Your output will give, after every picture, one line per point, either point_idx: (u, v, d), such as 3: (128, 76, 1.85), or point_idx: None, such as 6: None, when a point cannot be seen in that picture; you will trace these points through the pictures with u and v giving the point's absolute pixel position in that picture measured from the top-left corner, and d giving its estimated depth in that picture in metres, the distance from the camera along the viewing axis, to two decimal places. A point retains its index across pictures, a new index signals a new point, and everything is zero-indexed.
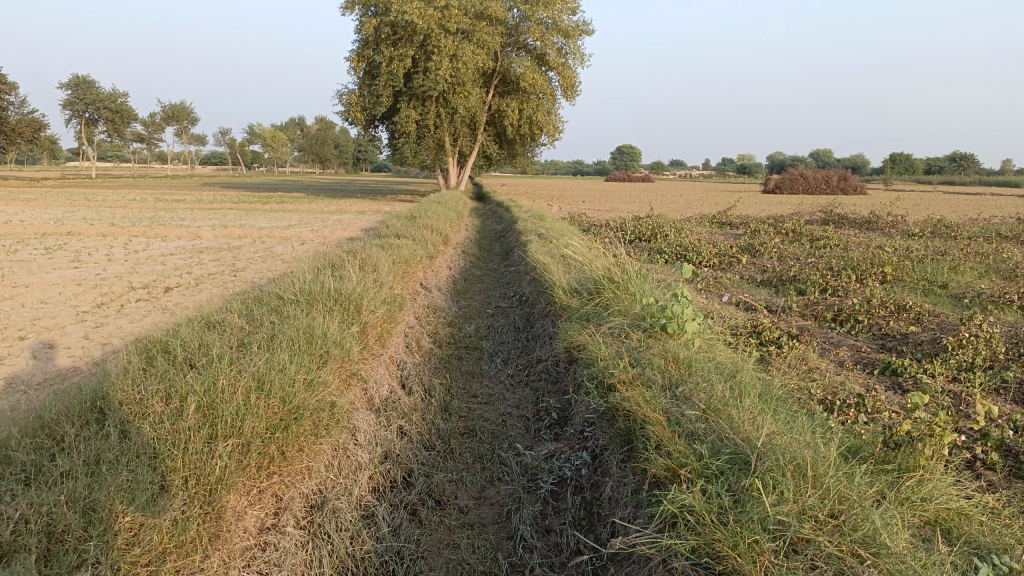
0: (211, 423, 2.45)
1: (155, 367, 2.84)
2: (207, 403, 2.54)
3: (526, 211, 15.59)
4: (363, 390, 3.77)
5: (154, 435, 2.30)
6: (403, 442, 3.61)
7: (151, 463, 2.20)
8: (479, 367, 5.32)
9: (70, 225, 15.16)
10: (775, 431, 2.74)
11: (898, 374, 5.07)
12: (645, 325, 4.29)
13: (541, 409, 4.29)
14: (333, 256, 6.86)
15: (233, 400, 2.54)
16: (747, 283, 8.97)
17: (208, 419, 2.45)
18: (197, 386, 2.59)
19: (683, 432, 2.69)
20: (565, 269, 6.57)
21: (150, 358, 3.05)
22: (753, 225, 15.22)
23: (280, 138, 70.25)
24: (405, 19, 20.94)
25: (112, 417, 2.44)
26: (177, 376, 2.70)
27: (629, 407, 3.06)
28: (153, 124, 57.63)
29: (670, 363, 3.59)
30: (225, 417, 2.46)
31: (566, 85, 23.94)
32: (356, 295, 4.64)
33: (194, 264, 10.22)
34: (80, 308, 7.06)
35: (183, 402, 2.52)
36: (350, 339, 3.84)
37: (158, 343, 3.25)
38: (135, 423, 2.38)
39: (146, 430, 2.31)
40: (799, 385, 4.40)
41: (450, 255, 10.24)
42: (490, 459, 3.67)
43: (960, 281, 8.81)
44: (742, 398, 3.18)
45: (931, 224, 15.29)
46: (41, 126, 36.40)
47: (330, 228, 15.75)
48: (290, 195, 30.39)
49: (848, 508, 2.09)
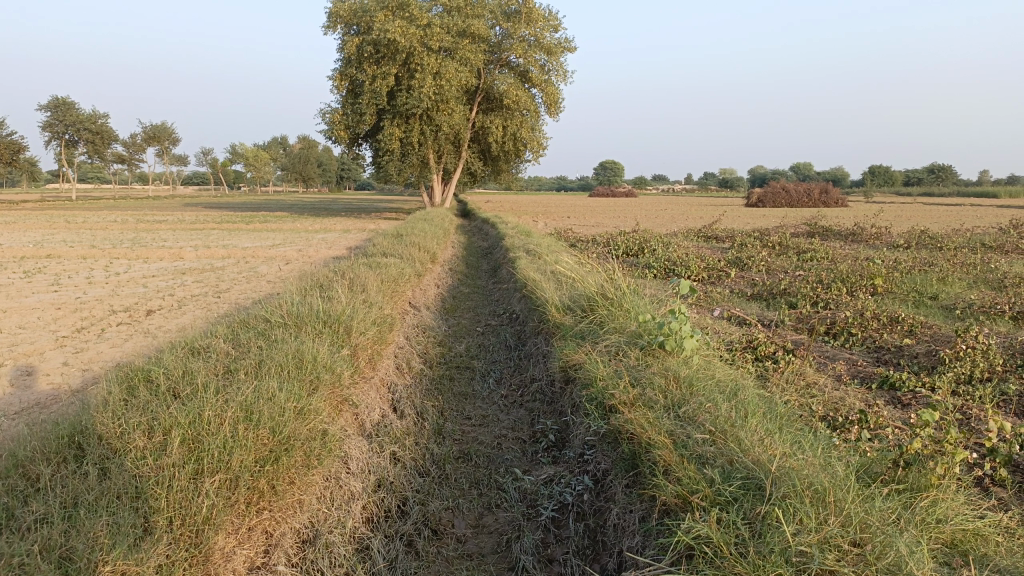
0: (197, 456, 2.32)
1: (137, 398, 2.71)
2: (192, 435, 2.40)
3: (512, 227, 15.53)
4: (354, 415, 3.64)
5: (137, 472, 2.17)
6: (397, 469, 3.48)
7: (133, 504, 2.07)
8: (472, 387, 5.19)
9: (50, 248, 14.94)
10: (786, 453, 2.64)
11: (897, 388, 4.99)
12: (642, 342, 4.19)
13: (537, 432, 4.17)
14: (321, 276, 6.73)
15: (220, 432, 2.40)
16: (737, 297, 8.92)
17: (193, 453, 2.32)
18: (181, 417, 2.45)
19: (691, 457, 2.58)
20: (556, 285, 6.49)
21: (131, 387, 2.91)
22: (739, 238, 15.25)
23: (263, 157, 70.02)
24: (387, 37, 20.91)
25: (91, 453, 2.29)
26: (160, 406, 2.57)
27: (632, 430, 2.95)
28: (134, 145, 57.28)
29: (671, 382, 3.49)
30: (211, 450, 2.33)
31: (550, 101, 23.98)
32: (345, 317, 4.51)
33: (177, 286, 10.04)
34: (60, 333, 6.89)
35: (167, 435, 2.38)
36: (341, 363, 3.72)
37: (139, 370, 3.10)
38: (115, 461, 2.24)
39: (128, 467, 2.18)
40: (799, 401, 4.31)
41: (437, 273, 10.13)
42: (486, 485, 3.54)
43: (950, 292, 8.81)
44: (747, 418, 3.08)
45: (916, 235, 15.38)
46: (21, 148, 35.95)
47: (315, 247, 15.60)
48: (273, 214, 30.24)
49: (870, 536, 2.00)
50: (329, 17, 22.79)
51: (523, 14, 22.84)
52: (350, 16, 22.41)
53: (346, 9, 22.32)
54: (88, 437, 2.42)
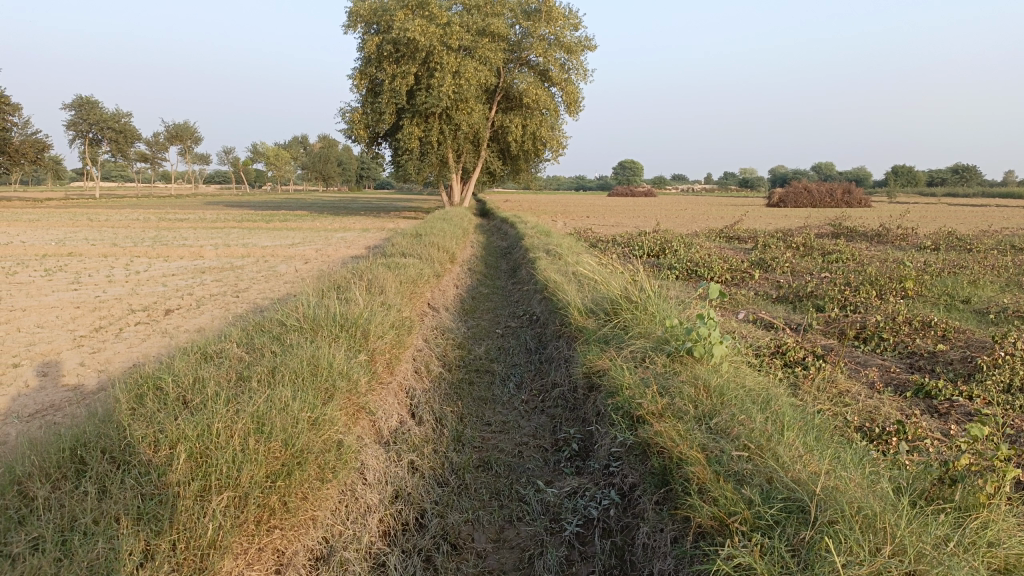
0: (203, 472, 2.20)
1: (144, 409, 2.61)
2: (199, 448, 2.28)
3: (531, 227, 15.40)
4: (371, 423, 3.52)
5: (139, 494, 2.06)
6: (416, 479, 3.36)
7: (134, 528, 1.95)
8: (491, 392, 5.05)
9: (71, 246, 14.99)
10: (828, 472, 2.49)
11: (933, 397, 4.81)
12: (669, 348, 4.02)
13: (559, 440, 4.04)
14: (338, 276, 6.63)
15: (229, 447, 2.28)
16: (762, 299, 8.73)
17: (201, 469, 2.20)
18: (189, 429, 2.33)
19: (727, 474, 2.44)
20: (577, 288, 6.34)
21: (139, 395, 2.79)
22: (762, 239, 15.02)
23: (284, 156, 70.40)
24: (407, 36, 20.83)
25: (92, 470, 2.18)
26: (168, 417, 2.45)
27: (663, 444, 2.79)
28: (157, 144, 57.77)
29: (701, 392, 3.34)
30: (219, 465, 2.21)
31: (569, 101, 23.82)
32: (363, 320, 4.39)
33: (196, 285, 10.01)
34: (78, 332, 6.84)
35: (173, 450, 2.26)
36: (358, 369, 3.59)
37: (148, 376, 2.99)
38: (117, 479, 2.12)
39: (128, 489, 2.07)
40: (832, 411, 4.14)
41: (456, 273, 10.00)
42: (507, 496, 3.40)
43: (983, 295, 8.57)
44: (783, 431, 2.92)
45: (943, 236, 15.07)
46: (46, 147, 36.35)
47: (334, 246, 15.54)
48: (293, 212, 30.35)
49: (927, 568, 1.85)
50: (350, 17, 22.78)
51: (544, 13, 22.69)
52: (370, 15, 22.35)
53: (365, 8, 22.29)
54: (91, 450, 2.31)
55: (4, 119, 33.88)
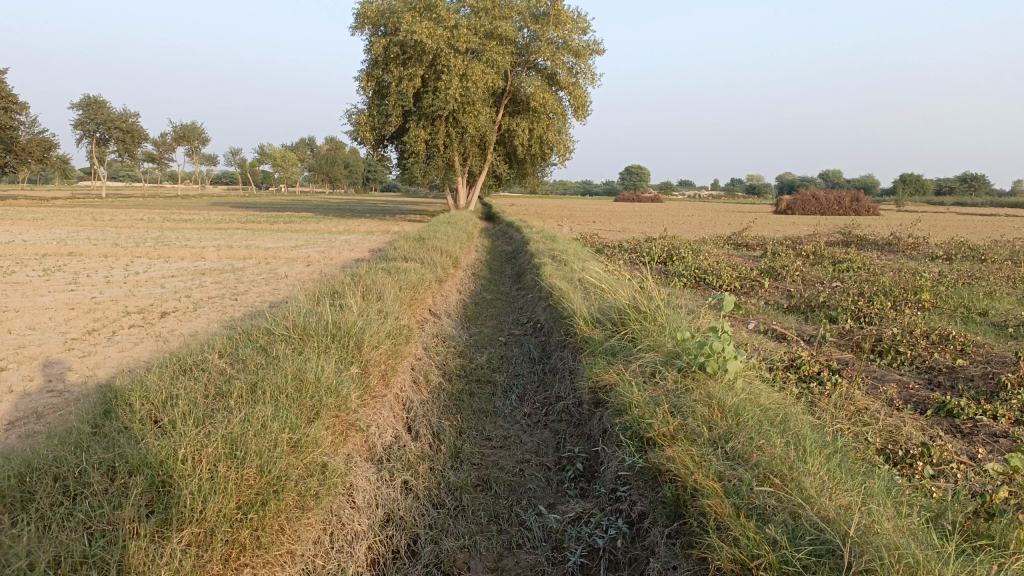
0: (165, 508, 2.01)
1: (107, 437, 2.44)
2: (161, 480, 2.10)
3: (537, 231, 15.23)
4: (363, 441, 3.33)
5: (83, 540, 1.86)
6: (409, 501, 3.15)
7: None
8: (493, 404, 4.83)
9: (72, 246, 14.83)
10: (857, 507, 2.29)
11: (956, 416, 4.59)
12: (680, 363, 3.80)
13: (563, 458, 3.82)
14: (335, 281, 6.40)
15: (195, 476, 2.09)
16: (773, 309, 8.52)
17: (162, 504, 2.02)
18: (151, 459, 2.16)
19: (748, 509, 2.23)
20: (582, 296, 6.12)
21: (106, 419, 2.60)
22: (770, 246, 14.79)
23: (290, 157, 70.30)
24: (414, 38, 20.65)
25: (39, 504, 1.99)
26: (131, 447, 2.25)
27: (675, 470, 2.57)
28: (164, 144, 57.68)
29: (715, 412, 3.12)
30: (183, 498, 2.03)
31: (577, 105, 23.62)
32: (356, 329, 4.17)
33: (194, 287, 9.82)
34: (70, 335, 6.64)
35: (126, 484, 2.07)
36: (348, 383, 3.38)
37: (119, 397, 2.79)
38: (66, 518, 1.94)
39: (73, 534, 1.87)
40: (852, 430, 3.93)
41: (459, 278, 9.79)
42: (507, 520, 3.17)
43: (999, 307, 8.34)
44: (807, 457, 2.70)
45: (955, 246, 14.83)
46: (52, 145, 36.17)
47: (337, 249, 15.36)
48: (298, 214, 30.29)
49: None
50: (357, 18, 22.61)
51: (552, 17, 22.48)
52: (378, 17, 22.21)
53: (373, 10, 22.12)
54: (42, 479, 2.12)
55: (10, 117, 33.63)
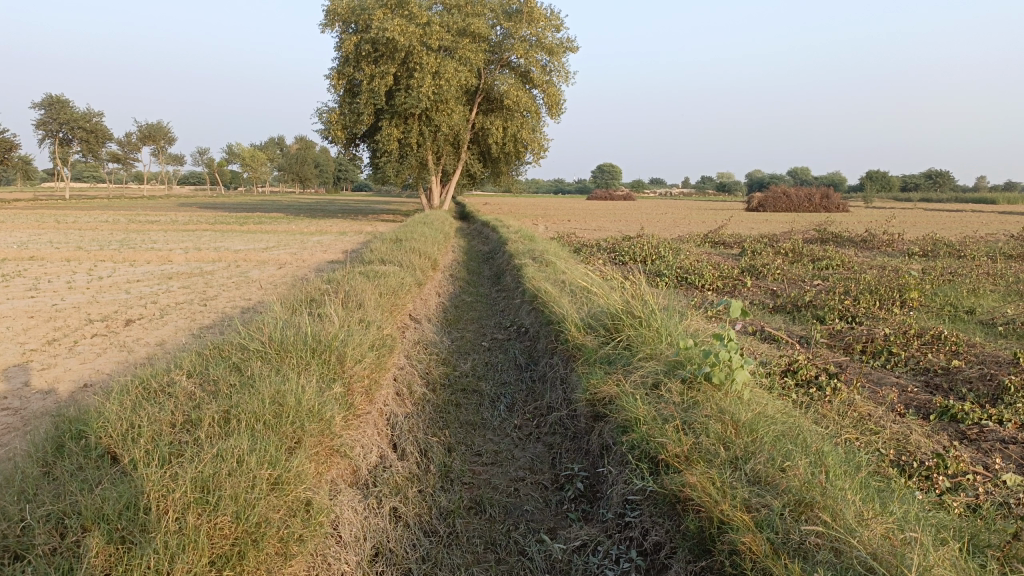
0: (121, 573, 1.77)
1: (58, 481, 2.18)
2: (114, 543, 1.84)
3: (514, 231, 15.04)
4: (347, 465, 3.06)
5: None
6: (399, 530, 2.89)
7: None
8: (480, 416, 4.58)
9: (33, 250, 14.25)
10: (899, 536, 2.09)
11: (960, 421, 4.40)
12: (683, 372, 3.56)
13: (560, 476, 3.59)
14: (310, 286, 6.08)
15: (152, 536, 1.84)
16: (758, 309, 8.36)
17: (119, 568, 1.79)
18: (104, 518, 1.92)
19: (784, 546, 2.04)
20: (571, 299, 5.86)
21: (51, 463, 2.33)
22: (747, 245, 14.74)
23: (260, 157, 69.28)
24: (386, 35, 20.27)
25: None
26: (84, 502, 2.00)
27: (697, 500, 2.37)
28: (129, 144, 56.42)
29: (729, 428, 2.90)
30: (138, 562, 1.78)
31: (551, 102, 23.41)
32: (337, 343, 3.88)
33: (162, 292, 9.40)
34: (29, 345, 6.25)
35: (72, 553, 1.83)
36: (331, 404, 3.11)
37: (72, 432, 2.51)
38: None
39: None
40: (862, 440, 3.72)
41: (437, 280, 9.52)
42: (504, 547, 2.91)
43: (985, 305, 8.26)
44: (834, 479, 2.49)
45: (930, 242, 14.90)
46: (12, 146, 35.12)
47: (309, 251, 14.97)
48: (268, 215, 29.57)
49: None
50: (327, 15, 22.17)
51: (525, 14, 22.26)
52: (349, 14, 21.77)
53: (343, 6, 21.70)
54: None
55: None
